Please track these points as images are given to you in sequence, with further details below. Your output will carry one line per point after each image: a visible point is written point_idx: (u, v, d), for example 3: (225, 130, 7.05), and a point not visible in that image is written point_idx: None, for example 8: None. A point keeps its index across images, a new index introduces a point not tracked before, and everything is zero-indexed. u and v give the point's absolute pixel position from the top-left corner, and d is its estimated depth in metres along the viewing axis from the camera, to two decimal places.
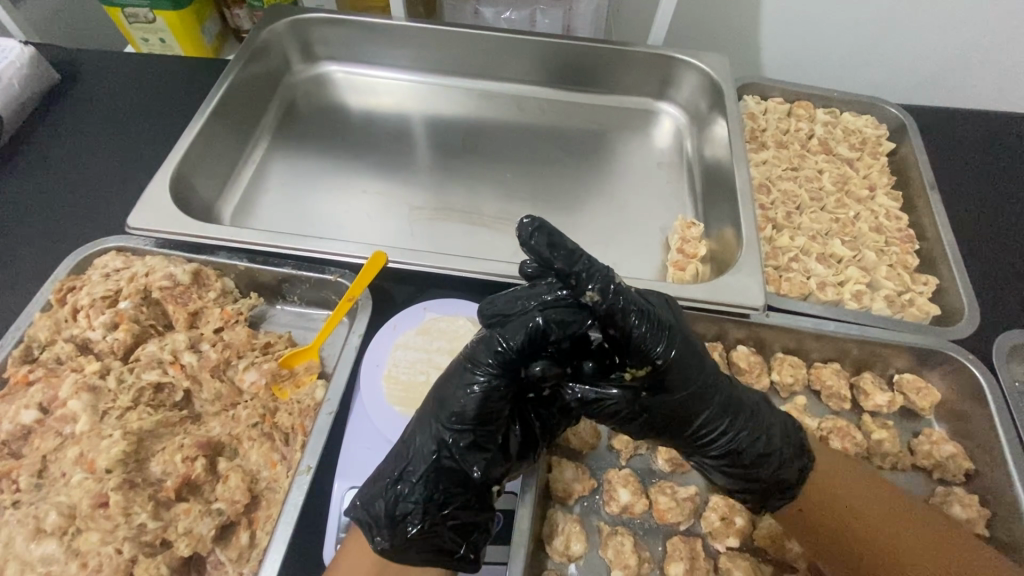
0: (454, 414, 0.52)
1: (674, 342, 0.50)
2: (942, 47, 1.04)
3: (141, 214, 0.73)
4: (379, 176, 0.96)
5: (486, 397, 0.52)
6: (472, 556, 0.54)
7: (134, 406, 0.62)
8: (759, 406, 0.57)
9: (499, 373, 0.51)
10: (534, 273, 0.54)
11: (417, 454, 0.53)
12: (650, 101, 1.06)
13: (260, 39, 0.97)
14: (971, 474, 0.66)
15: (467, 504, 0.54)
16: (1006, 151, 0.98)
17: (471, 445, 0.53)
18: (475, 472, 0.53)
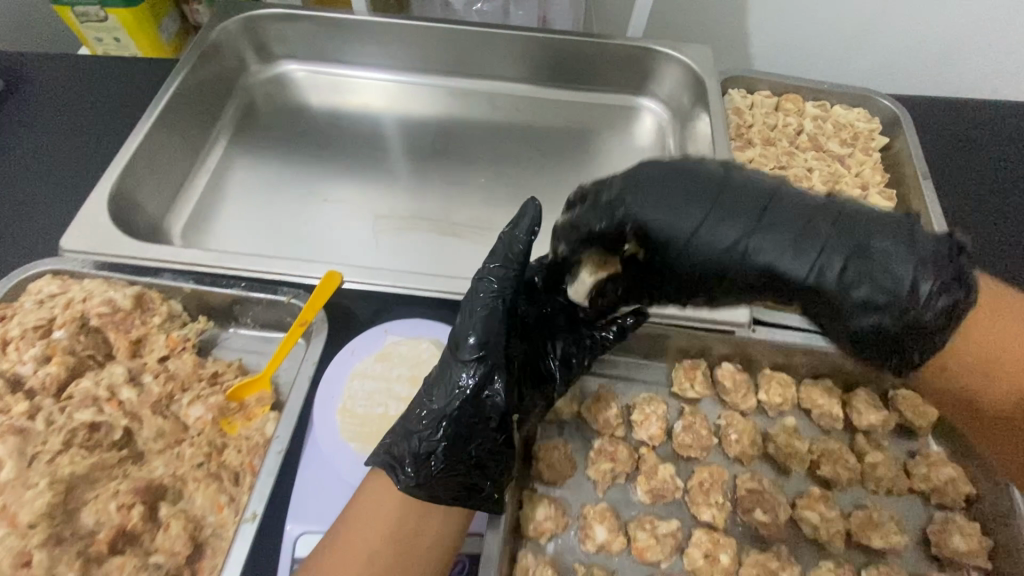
0: (462, 346, 0.55)
1: (615, 184, 0.50)
2: (937, 34, 0.98)
3: (77, 235, 0.68)
4: (342, 182, 0.90)
5: (489, 325, 0.55)
6: (497, 495, 0.54)
7: (66, 449, 0.57)
8: (874, 220, 0.44)
9: (499, 293, 0.55)
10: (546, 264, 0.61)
11: (441, 393, 0.55)
12: (631, 96, 1.00)
13: (210, 38, 0.91)
14: (971, 498, 0.62)
15: (492, 439, 0.55)
16: (1005, 144, 0.93)
17: (487, 375, 0.55)
18: (495, 400, 0.55)
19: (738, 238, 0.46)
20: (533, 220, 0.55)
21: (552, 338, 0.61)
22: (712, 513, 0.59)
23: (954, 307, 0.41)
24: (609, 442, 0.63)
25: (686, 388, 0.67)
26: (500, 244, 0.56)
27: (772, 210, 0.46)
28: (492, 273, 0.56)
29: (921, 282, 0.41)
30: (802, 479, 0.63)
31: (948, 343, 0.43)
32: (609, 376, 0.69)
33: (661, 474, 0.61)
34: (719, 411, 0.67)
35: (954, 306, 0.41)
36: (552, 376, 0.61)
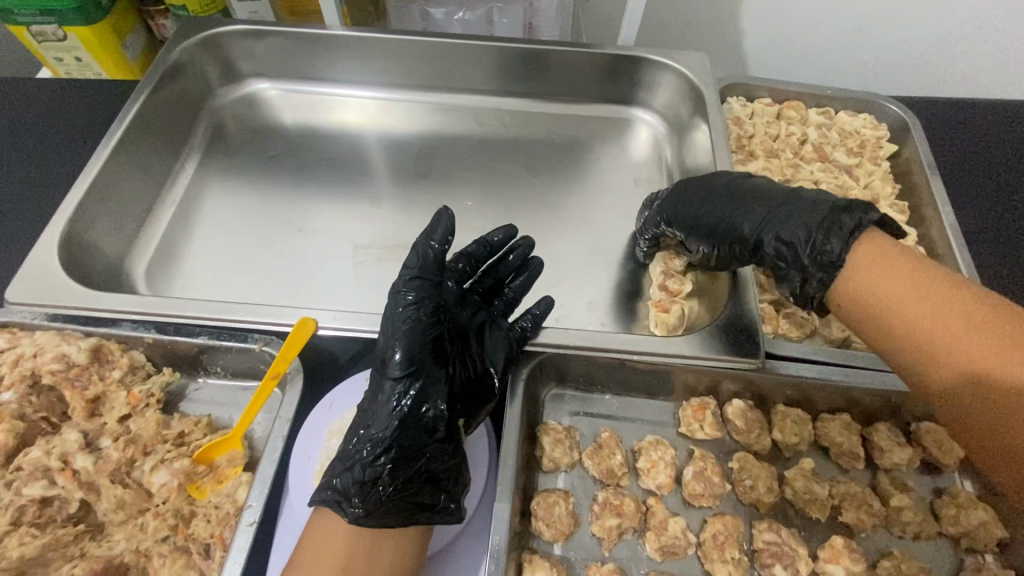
0: (388, 364, 0.54)
1: (707, 183, 0.66)
2: (944, 33, 0.93)
3: (22, 285, 0.61)
4: (319, 210, 0.84)
5: (412, 337, 0.54)
6: (453, 505, 0.53)
7: (14, 528, 0.52)
8: (811, 202, 0.56)
9: (418, 302, 0.55)
10: (464, 267, 0.64)
11: (377, 412, 0.54)
12: (624, 108, 0.95)
13: (171, 58, 0.85)
14: (1004, 543, 0.58)
15: (438, 451, 0.54)
16: (1009, 153, 0.90)
17: (422, 389, 0.54)
18: (435, 412, 0.54)
19: (715, 218, 0.63)
20: (448, 228, 0.57)
21: (483, 340, 0.59)
22: (728, 570, 0.54)
23: (844, 260, 0.51)
24: (615, 494, 0.58)
25: (695, 430, 0.62)
26: (414, 254, 0.56)
27: (749, 195, 0.61)
28: (406, 284, 0.56)
29: (811, 233, 0.54)
30: (823, 526, 0.59)
31: (835, 293, 0.52)
32: (611, 418, 0.65)
33: (672, 528, 0.56)
34: (731, 453, 0.62)
35: (835, 262, 0.52)
36: (491, 382, 0.59)
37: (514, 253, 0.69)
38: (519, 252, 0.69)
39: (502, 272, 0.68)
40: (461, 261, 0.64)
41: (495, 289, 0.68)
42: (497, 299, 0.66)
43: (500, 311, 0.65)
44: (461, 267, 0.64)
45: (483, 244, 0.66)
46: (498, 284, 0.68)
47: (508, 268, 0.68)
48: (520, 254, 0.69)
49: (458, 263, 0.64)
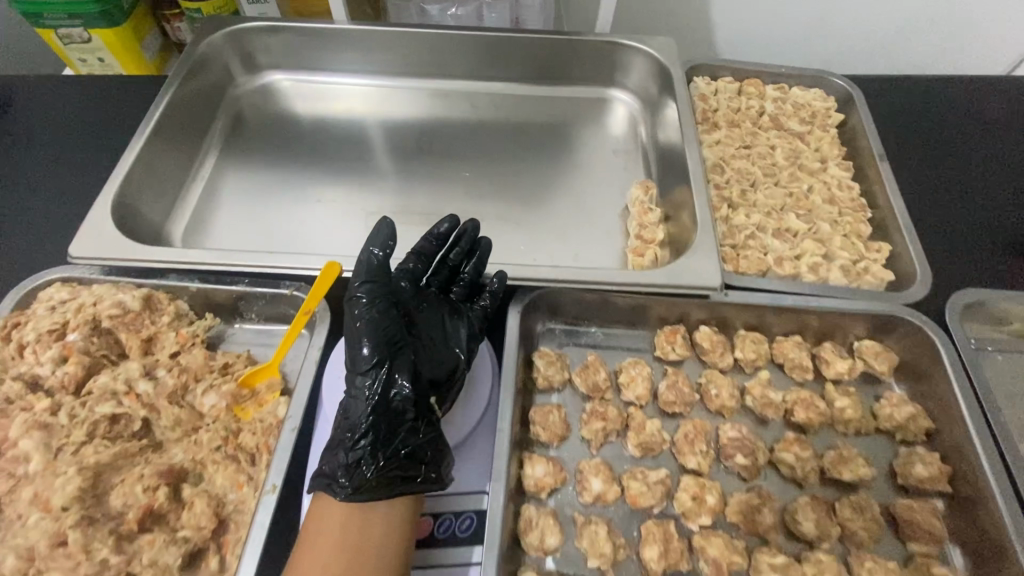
0: (356, 360, 0.60)
1: None
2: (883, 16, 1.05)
3: (85, 242, 0.71)
4: (332, 185, 0.94)
5: (372, 331, 0.61)
6: (435, 474, 0.58)
7: (88, 441, 0.60)
8: None
9: (370, 302, 0.62)
10: (417, 266, 0.69)
11: (353, 401, 0.59)
12: (602, 89, 1.06)
13: (198, 52, 0.95)
14: (930, 433, 0.68)
15: (413, 429, 0.59)
16: (957, 110, 0.98)
17: (388, 376, 0.59)
18: (403, 394, 0.59)
19: None
20: (387, 235, 0.65)
21: (447, 327, 0.66)
22: (697, 460, 0.64)
23: None
24: (600, 404, 0.68)
25: (668, 352, 0.72)
26: (361, 264, 0.64)
27: None
28: (358, 288, 0.63)
29: None
30: (779, 426, 0.69)
31: None
32: (596, 347, 0.75)
33: (649, 428, 0.66)
34: (700, 371, 0.73)
35: None
36: (458, 361, 0.65)
37: (462, 240, 0.72)
38: (465, 239, 0.72)
39: (454, 262, 0.72)
40: (412, 258, 0.69)
41: (453, 277, 0.72)
42: (456, 286, 0.71)
43: (460, 296, 0.70)
44: (417, 265, 0.69)
45: (431, 237, 0.70)
46: (453, 272, 0.72)
47: (458, 256, 0.72)
48: (468, 239, 0.72)
49: (410, 262, 0.69)
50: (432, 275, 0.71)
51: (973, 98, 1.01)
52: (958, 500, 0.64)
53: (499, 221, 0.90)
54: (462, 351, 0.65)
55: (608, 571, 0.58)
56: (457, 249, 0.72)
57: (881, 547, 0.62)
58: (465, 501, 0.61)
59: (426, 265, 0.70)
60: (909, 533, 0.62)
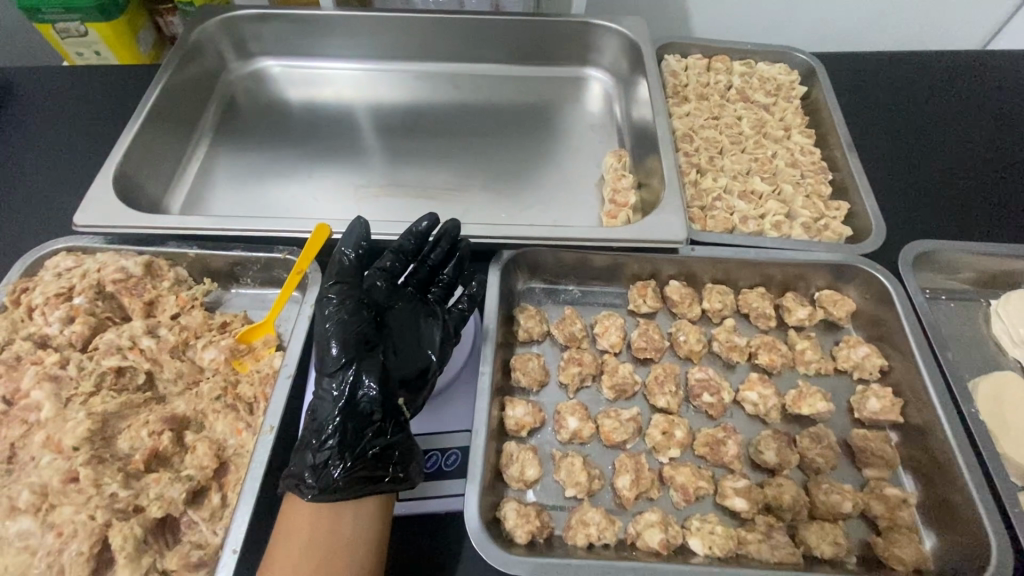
0: (325, 361, 0.61)
1: None
2: None
3: (88, 211, 0.76)
4: (323, 162, 0.98)
5: (342, 333, 0.61)
6: (402, 474, 0.59)
7: (97, 391, 0.65)
8: None
9: (340, 302, 0.63)
10: (393, 266, 0.69)
11: (321, 403, 0.60)
12: (579, 69, 1.12)
13: (192, 39, 1.00)
14: (885, 371, 0.73)
15: (381, 430, 0.59)
16: (915, 80, 1.04)
17: (356, 376, 0.60)
18: (370, 396, 0.60)
19: None
20: (359, 236, 0.66)
21: (421, 329, 0.67)
22: (667, 399, 0.69)
23: None
24: (576, 351, 0.73)
25: (640, 305, 0.77)
26: (333, 263, 0.65)
27: None
28: (330, 288, 0.64)
29: None
30: (744, 370, 0.74)
31: None
32: (573, 303, 0.80)
33: (622, 371, 0.71)
34: (671, 322, 0.78)
35: None
36: (430, 364, 0.65)
37: (442, 240, 0.72)
38: (444, 240, 0.72)
39: (433, 260, 0.71)
40: (389, 257, 0.69)
41: (433, 276, 0.72)
42: (434, 287, 0.72)
43: (438, 297, 0.71)
44: (395, 264, 0.69)
45: (409, 236, 0.70)
46: (432, 273, 0.72)
47: (438, 255, 0.72)
48: (449, 237, 0.72)
49: (388, 260, 0.69)
50: (409, 274, 0.70)
51: (931, 69, 1.06)
52: (910, 431, 0.69)
53: (481, 193, 0.94)
54: (436, 355, 0.66)
55: (585, 499, 0.63)
56: (437, 247, 0.72)
57: (838, 474, 0.67)
58: (450, 439, 0.66)
59: (402, 264, 0.69)
60: (864, 460, 0.66)
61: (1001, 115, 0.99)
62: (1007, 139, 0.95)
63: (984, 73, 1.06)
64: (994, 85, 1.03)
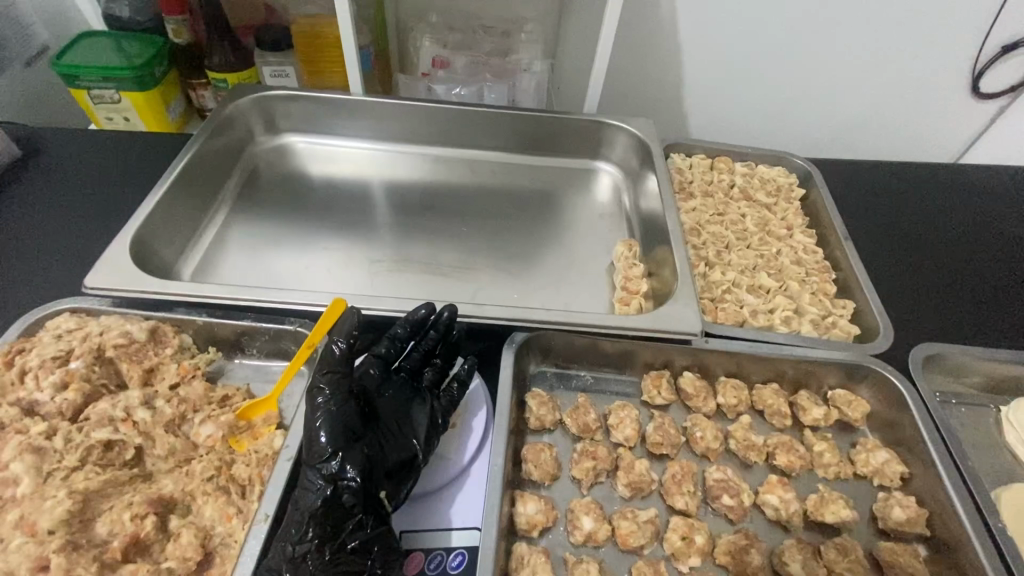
0: (312, 450, 0.57)
1: None
2: (822, 109, 1.25)
3: (99, 274, 0.75)
4: (338, 236, 0.99)
5: (330, 421, 0.58)
6: (380, 570, 0.55)
7: (81, 466, 0.60)
8: None
9: (332, 393, 0.60)
10: (384, 351, 0.68)
11: (303, 494, 0.56)
12: (589, 161, 1.18)
13: (225, 113, 1.05)
14: (906, 478, 0.71)
15: (361, 523, 0.55)
16: (905, 190, 1.11)
17: (340, 466, 0.56)
18: (352, 487, 0.55)
19: None
20: (352, 325, 0.65)
21: (410, 416, 0.65)
22: (685, 500, 0.66)
23: None
24: (590, 444, 0.70)
25: (654, 396, 0.76)
26: (322, 354, 0.63)
27: None
28: (320, 379, 0.61)
29: None
30: (762, 471, 0.72)
31: None
32: (586, 391, 0.79)
33: (638, 468, 0.68)
34: (686, 416, 0.76)
35: None
36: (415, 453, 0.62)
37: (437, 325, 0.70)
38: (439, 326, 0.70)
39: (426, 345, 0.70)
40: (384, 345, 0.68)
41: (426, 362, 0.71)
42: (427, 372, 0.70)
43: (429, 382, 0.69)
44: (387, 350, 0.68)
45: (407, 321, 0.69)
46: (426, 357, 0.70)
47: (432, 341, 0.70)
48: (446, 325, 0.71)
49: (383, 345, 0.68)
50: (403, 361, 0.70)
51: (918, 181, 1.14)
52: (937, 545, 0.66)
53: (494, 274, 0.95)
54: (420, 444, 0.63)
55: None
56: (431, 335, 0.71)
57: None
58: (458, 537, 0.62)
59: (395, 351, 0.68)
60: None
61: (990, 229, 1.05)
62: (998, 252, 1.00)
63: (966, 188, 1.14)
64: (978, 201, 1.11)
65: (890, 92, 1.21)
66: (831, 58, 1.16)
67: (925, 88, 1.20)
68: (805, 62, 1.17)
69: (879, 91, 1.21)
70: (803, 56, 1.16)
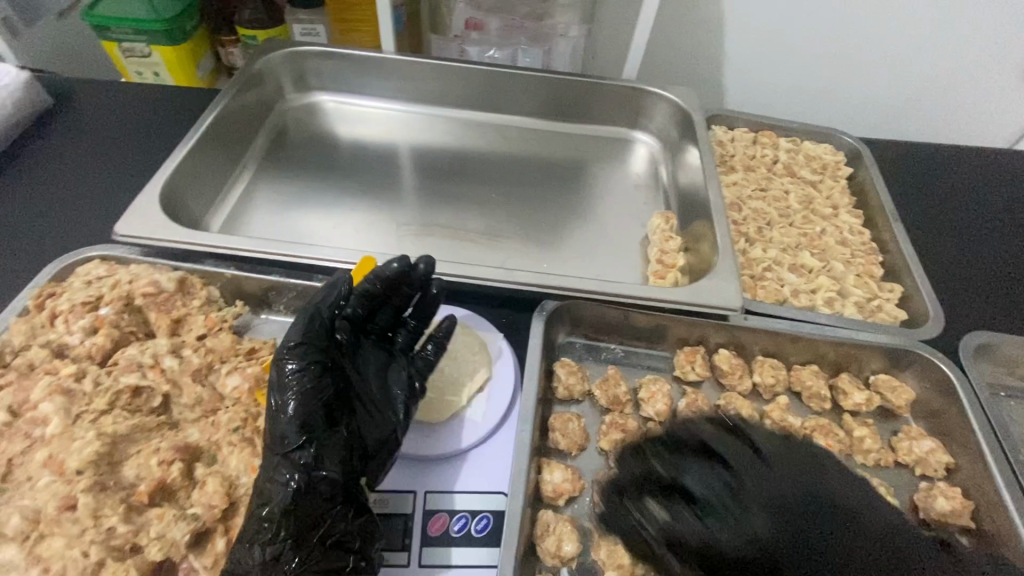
0: (281, 437, 0.53)
1: None
2: (873, 86, 1.17)
3: (130, 221, 0.74)
4: (365, 198, 0.98)
5: (300, 402, 0.55)
6: (363, 563, 0.53)
7: (109, 410, 0.60)
8: None
9: (302, 368, 0.56)
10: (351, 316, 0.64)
11: (272, 486, 0.52)
12: (626, 131, 1.13)
13: (256, 67, 1.03)
14: (951, 469, 0.68)
15: (341, 514, 0.53)
16: (960, 174, 1.05)
17: (315, 454, 0.53)
18: (330, 478, 0.53)
19: None
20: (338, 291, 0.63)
21: (387, 387, 0.62)
22: None
23: None
24: (620, 416, 0.68)
25: (687, 371, 0.73)
26: (296, 321, 0.59)
27: None
28: (289, 352, 0.57)
29: None
30: None
31: None
32: (617, 363, 0.76)
33: None
34: (719, 394, 0.74)
35: None
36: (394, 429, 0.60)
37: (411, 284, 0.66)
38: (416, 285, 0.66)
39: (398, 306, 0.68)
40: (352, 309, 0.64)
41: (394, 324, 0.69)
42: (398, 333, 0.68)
43: (403, 345, 0.67)
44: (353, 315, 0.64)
45: (378, 279, 0.64)
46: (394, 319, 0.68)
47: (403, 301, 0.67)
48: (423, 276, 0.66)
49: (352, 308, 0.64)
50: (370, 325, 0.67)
51: (974, 165, 1.07)
52: (981, 539, 0.63)
53: (523, 242, 0.93)
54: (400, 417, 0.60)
55: None
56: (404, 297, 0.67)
57: None
58: (483, 501, 0.59)
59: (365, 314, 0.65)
60: None
61: None
62: None
63: None
64: None
65: (949, 70, 1.13)
66: (889, 28, 1.08)
67: (992, 65, 1.11)
68: (860, 31, 1.10)
69: (936, 69, 1.13)
70: (859, 28, 1.09)
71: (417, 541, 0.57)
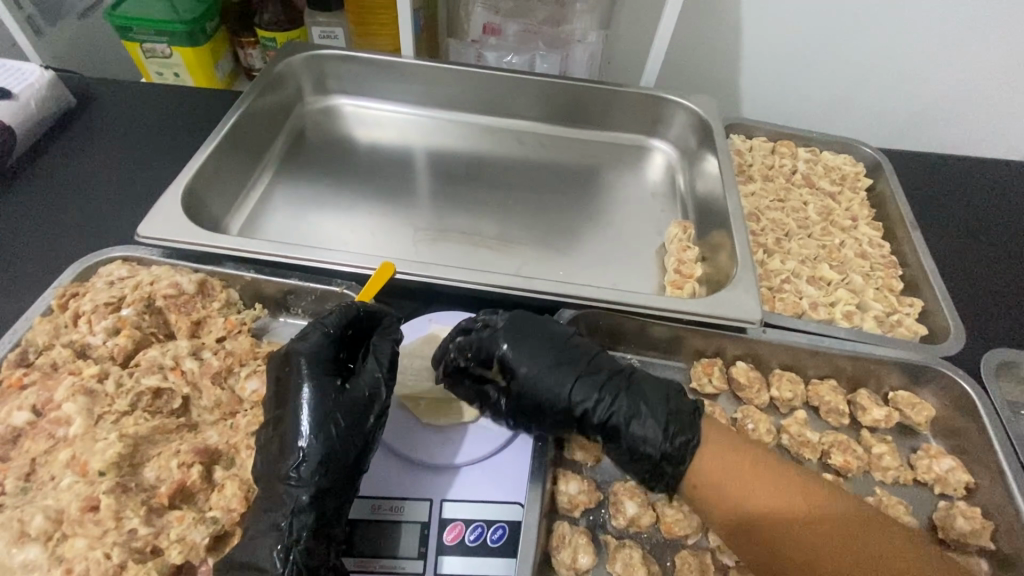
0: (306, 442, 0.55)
1: None
2: (894, 97, 1.16)
3: (152, 222, 0.75)
4: (382, 202, 0.98)
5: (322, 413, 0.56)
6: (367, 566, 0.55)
7: (131, 411, 0.61)
8: None
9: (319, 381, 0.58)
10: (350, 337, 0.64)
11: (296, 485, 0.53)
12: (643, 138, 1.13)
13: (276, 70, 1.03)
14: (971, 488, 0.67)
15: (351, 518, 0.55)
16: (982, 188, 1.03)
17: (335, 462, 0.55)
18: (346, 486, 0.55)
19: None
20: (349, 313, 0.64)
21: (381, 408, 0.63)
22: None
23: None
24: None
25: (704, 384, 0.73)
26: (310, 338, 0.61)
27: None
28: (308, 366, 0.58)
29: None
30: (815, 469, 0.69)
31: None
32: None
33: None
34: (736, 407, 0.73)
35: None
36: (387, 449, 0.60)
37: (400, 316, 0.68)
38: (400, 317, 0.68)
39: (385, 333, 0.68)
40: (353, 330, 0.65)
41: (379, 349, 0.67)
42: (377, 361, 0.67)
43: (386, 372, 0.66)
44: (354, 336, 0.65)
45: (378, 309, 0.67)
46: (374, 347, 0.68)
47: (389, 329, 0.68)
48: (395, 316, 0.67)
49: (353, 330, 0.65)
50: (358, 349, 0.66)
51: (996, 179, 1.06)
52: (1001, 561, 0.62)
53: (538, 249, 0.93)
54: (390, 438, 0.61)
55: None
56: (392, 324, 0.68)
57: None
58: (499, 510, 0.59)
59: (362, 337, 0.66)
60: None
61: None
62: None
63: None
64: None
65: (972, 81, 1.12)
66: (912, 35, 1.07)
67: (1018, 75, 1.09)
68: (881, 39, 1.08)
69: (959, 80, 1.12)
70: (880, 38, 1.08)
71: (433, 548, 0.56)
